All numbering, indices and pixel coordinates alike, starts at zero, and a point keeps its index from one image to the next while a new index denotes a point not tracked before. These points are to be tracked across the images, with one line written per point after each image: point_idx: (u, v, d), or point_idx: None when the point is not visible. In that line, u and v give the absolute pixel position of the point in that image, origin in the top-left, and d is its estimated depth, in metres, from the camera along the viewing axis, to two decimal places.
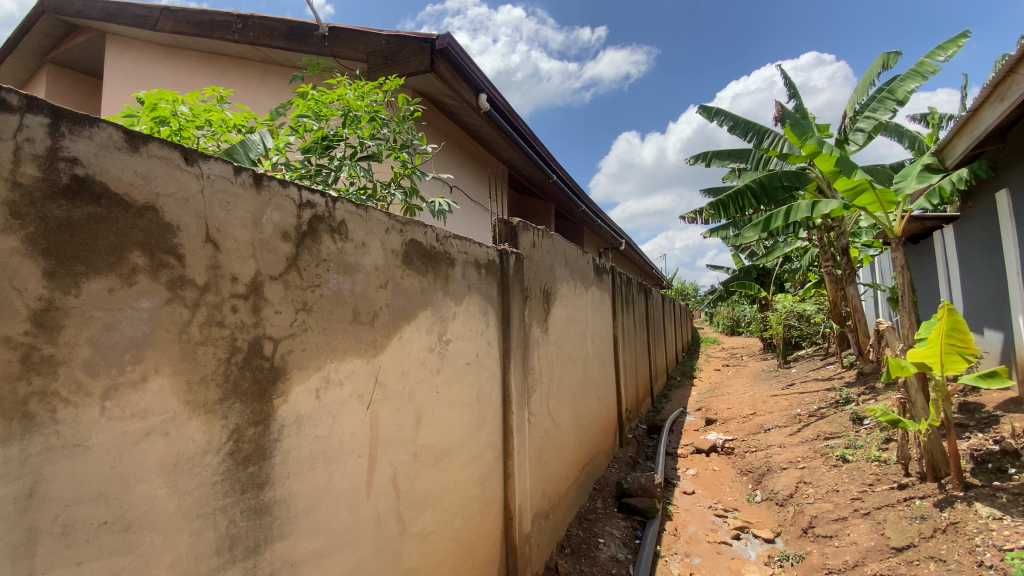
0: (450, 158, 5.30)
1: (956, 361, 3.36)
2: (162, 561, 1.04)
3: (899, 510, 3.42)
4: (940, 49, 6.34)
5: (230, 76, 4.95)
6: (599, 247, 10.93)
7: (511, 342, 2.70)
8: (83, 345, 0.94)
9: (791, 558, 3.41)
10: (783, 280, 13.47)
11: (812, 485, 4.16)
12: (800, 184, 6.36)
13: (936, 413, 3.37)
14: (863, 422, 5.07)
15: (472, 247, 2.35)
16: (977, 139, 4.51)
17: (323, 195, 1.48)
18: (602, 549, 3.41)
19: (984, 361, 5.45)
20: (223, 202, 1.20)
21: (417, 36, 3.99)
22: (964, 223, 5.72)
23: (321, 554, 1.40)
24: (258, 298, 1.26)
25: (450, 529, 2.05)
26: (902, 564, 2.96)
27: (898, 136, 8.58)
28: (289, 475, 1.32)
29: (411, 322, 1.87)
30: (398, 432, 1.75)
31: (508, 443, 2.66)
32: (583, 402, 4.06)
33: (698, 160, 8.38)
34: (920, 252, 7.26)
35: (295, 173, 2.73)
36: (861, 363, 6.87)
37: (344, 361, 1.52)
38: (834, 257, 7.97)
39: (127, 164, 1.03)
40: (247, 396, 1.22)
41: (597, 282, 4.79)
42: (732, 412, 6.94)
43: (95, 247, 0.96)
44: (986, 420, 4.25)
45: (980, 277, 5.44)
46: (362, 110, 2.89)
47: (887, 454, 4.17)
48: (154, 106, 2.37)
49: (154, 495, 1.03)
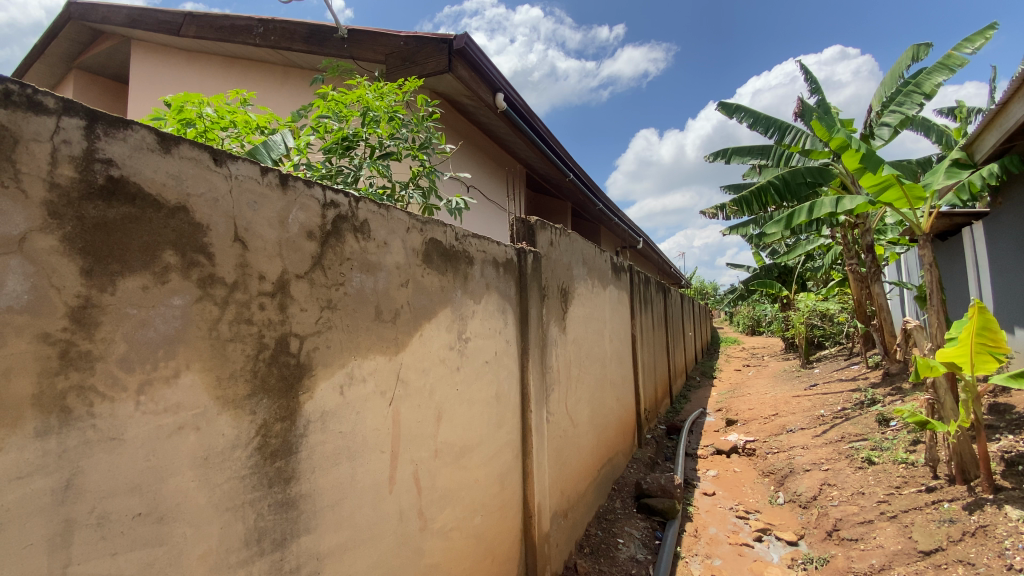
0: (468, 157, 5.32)
1: (987, 361, 3.26)
2: (194, 553, 1.07)
3: (927, 514, 3.32)
4: (968, 41, 6.16)
5: (251, 79, 5.05)
6: (616, 246, 10.90)
7: (529, 341, 2.71)
8: (118, 341, 0.97)
9: (815, 561, 3.35)
10: (805, 278, 13.23)
11: (837, 488, 4.07)
12: (824, 180, 6.22)
13: (965, 414, 3.28)
14: (889, 423, 4.95)
15: (491, 246, 2.36)
16: (1007, 133, 4.36)
17: (347, 195, 1.49)
18: (621, 549, 3.39)
19: (1016, 361, 5.28)
20: (251, 201, 1.22)
21: (435, 36, 4.01)
22: (994, 219, 5.54)
23: (346, 548, 1.42)
24: (285, 296, 1.28)
25: (470, 526, 2.06)
26: (930, 567, 2.89)
27: (925, 131, 8.37)
28: (315, 470, 1.34)
29: (432, 320, 1.89)
30: (419, 429, 1.76)
31: (527, 441, 2.66)
32: (601, 402, 4.04)
33: (717, 157, 8.28)
34: (948, 250, 7.06)
35: (316, 173, 2.77)
36: (887, 364, 6.71)
37: (367, 358, 1.54)
38: (858, 255, 7.79)
39: (160, 165, 1.06)
40: (274, 391, 1.25)
41: (615, 280, 4.77)
42: (753, 413, 6.83)
43: (130, 246, 0.99)
44: (1016, 422, 4.13)
45: (1011, 274, 5.27)
46: (381, 110, 2.91)
47: (914, 456, 4.07)
48: (180, 109, 2.43)
49: (185, 488, 1.06)
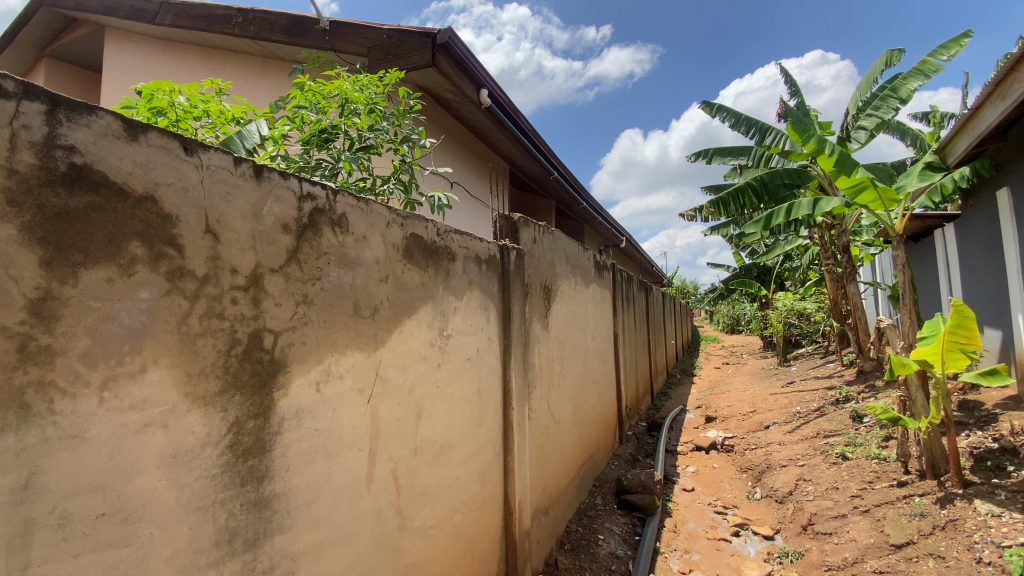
0: (450, 153, 5.28)
1: (957, 358, 3.35)
2: (161, 554, 1.04)
3: (899, 508, 3.41)
4: (943, 48, 6.32)
5: (230, 70, 4.95)
6: (599, 245, 10.98)
7: (511, 338, 2.69)
8: (81, 336, 0.93)
9: (791, 555, 3.41)
10: (783, 278, 13.50)
11: (812, 483, 4.15)
12: (802, 181, 6.34)
13: (936, 410, 3.37)
14: (863, 419, 5.07)
15: (473, 242, 2.34)
16: (979, 137, 4.48)
17: (324, 187, 1.46)
18: (602, 545, 3.42)
19: (984, 359, 5.45)
20: (223, 192, 1.19)
21: (419, 30, 3.97)
22: (965, 222, 5.70)
23: (321, 548, 1.39)
24: (259, 290, 1.25)
25: (450, 524, 2.05)
26: (901, 561, 2.97)
27: (900, 134, 8.57)
28: (289, 468, 1.31)
29: (412, 316, 1.86)
30: (398, 427, 1.74)
31: (509, 439, 2.65)
32: (583, 398, 4.06)
33: (699, 157, 8.38)
34: (921, 251, 7.25)
35: (293, 165, 2.72)
36: (861, 362, 6.86)
37: (345, 354, 1.51)
38: (835, 256, 7.97)
39: (126, 153, 1.02)
40: (247, 388, 1.21)
41: (598, 279, 4.79)
42: (731, 410, 6.93)
43: (93, 237, 0.95)
44: (985, 418, 4.26)
45: (981, 275, 5.42)
46: (361, 103, 2.87)
47: (886, 451, 4.18)
48: (151, 97, 2.36)
49: (153, 487, 1.03)
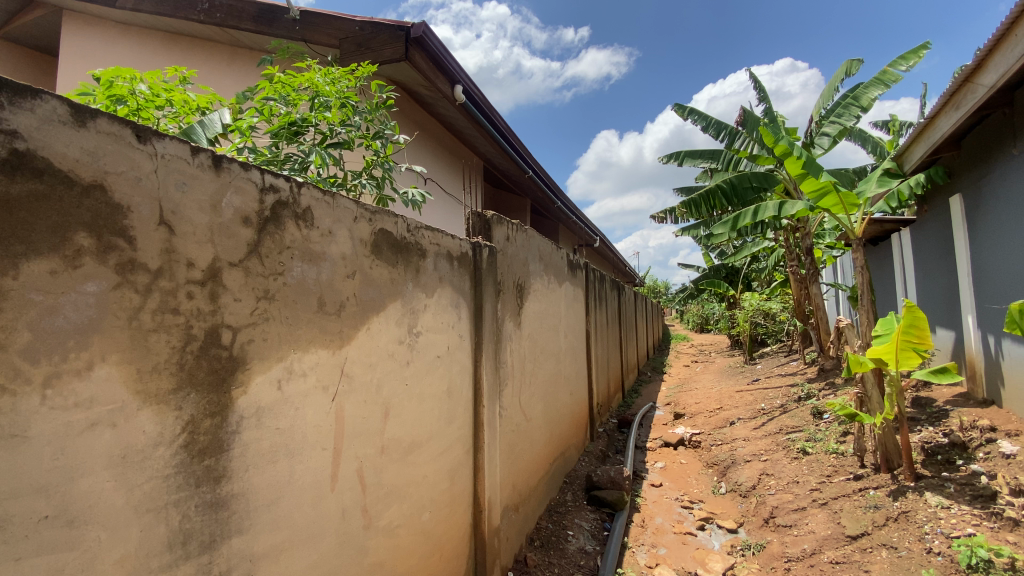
0: (424, 149, 5.23)
1: (910, 357, 3.48)
2: (110, 558, 1.00)
3: (855, 501, 3.55)
4: (902, 59, 6.59)
5: (196, 58, 4.78)
6: (574, 244, 11.08)
7: (482, 336, 2.69)
8: (22, 330, 0.89)
9: (753, 547, 3.51)
10: (750, 278, 13.89)
11: (774, 477, 4.29)
12: (769, 185, 6.53)
13: (890, 407, 3.51)
14: (822, 416, 5.26)
15: (444, 239, 2.32)
16: (934, 145, 4.69)
17: (288, 179, 1.43)
18: (571, 541, 3.46)
19: (935, 358, 5.72)
20: (178, 182, 1.14)
21: (392, 23, 3.91)
22: (920, 226, 5.95)
23: (282, 549, 1.36)
24: (217, 284, 1.21)
25: (418, 523, 2.03)
26: (856, 551, 3.08)
27: (861, 142, 8.90)
28: (248, 468, 1.27)
29: (380, 314, 1.84)
30: (364, 426, 1.72)
31: (479, 437, 2.65)
32: (555, 396, 4.09)
33: (671, 159, 8.54)
34: (879, 254, 7.55)
35: (261, 158, 2.64)
36: (823, 360, 7.11)
37: (308, 351, 1.48)
38: (799, 258, 8.22)
39: (73, 139, 0.97)
40: (203, 385, 1.17)
41: (571, 277, 4.82)
42: (699, 406, 7.11)
43: (36, 227, 0.91)
44: (936, 415, 4.47)
45: (934, 277, 5.66)
46: (332, 96, 2.81)
47: (844, 446, 4.34)
48: (110, 84, 2.26)
49: (100, 488, 0.98)
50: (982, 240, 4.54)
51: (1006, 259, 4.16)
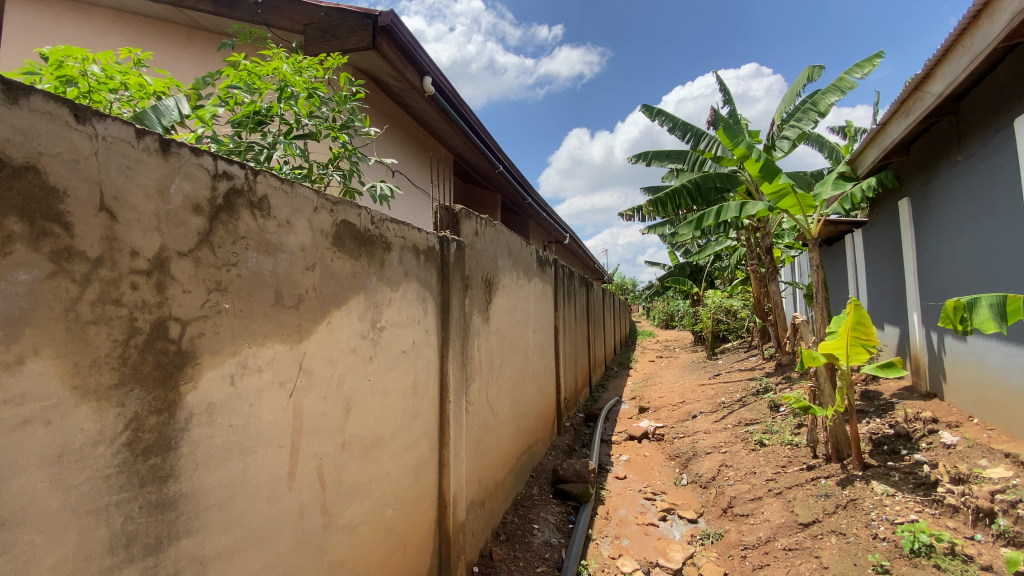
0: (392, 141, 5.15)
1: (859, 352, 3.65)
2: (44, 562, 0.94)
3: (807, 489, 3.71)
4: (858, 67, 6.87)
5: (151, 40, 4.56)
6: (544, 241, 11.14)
7: (449, 330, 2.67)
8: None
9: (711, 537, 3.62)
10: (714, 277, 14.30)
11: (733, 468, 4.43)
12: (731, 186, 6.71)
13: (841, 400, 3.68)
14: (779, 409, 5.46)
15: (410, 231, 2.28)
16: (885, 150, 4.91)
17: (242, 166, 1.37)
18: (536, 535, 3.49)
19: (883, 353, 6.01)
20: (122, 166, 1.08)
21: (359, 11, 3.82)
22: (871, 228, 6.24)
23: (235, 550, 1.32)
24: (164, 275, 1.15)
25: (380, 520, 2.01)
26: (808, 538, 3.22)
27: (819, 146, 9.26)
28: (197, 467, 1.22)
29: (342, 308, 1.80)
30: (325, 422, 1.68)
31: (444, 432, 2.63)
32: (522, 391, 4.10)
33: (639, 159, 8.68)
34: (834, 254, 7.88)
35: (223, 148, 2.54)
36: (780, 355, 7.38)
37: (264, 346, 1.43)
38: (759, 257, 8.48)
39: (3, 117, 0.90)
40: (149, 381, 1.12)
41: (540, 274, 4.84)
42: (663, 401, 7.28)
43: None
44: (882, 407, 4.71)
45: (883, 276, 5.95)
46: (300, 86, 2.71)
47: (798, 438, 4.53)
48: (58, 64, 2.13)
49: (32, 490, 0.93)
50: (928, 241, 4.78)
51: (950, 259, 4.39)
